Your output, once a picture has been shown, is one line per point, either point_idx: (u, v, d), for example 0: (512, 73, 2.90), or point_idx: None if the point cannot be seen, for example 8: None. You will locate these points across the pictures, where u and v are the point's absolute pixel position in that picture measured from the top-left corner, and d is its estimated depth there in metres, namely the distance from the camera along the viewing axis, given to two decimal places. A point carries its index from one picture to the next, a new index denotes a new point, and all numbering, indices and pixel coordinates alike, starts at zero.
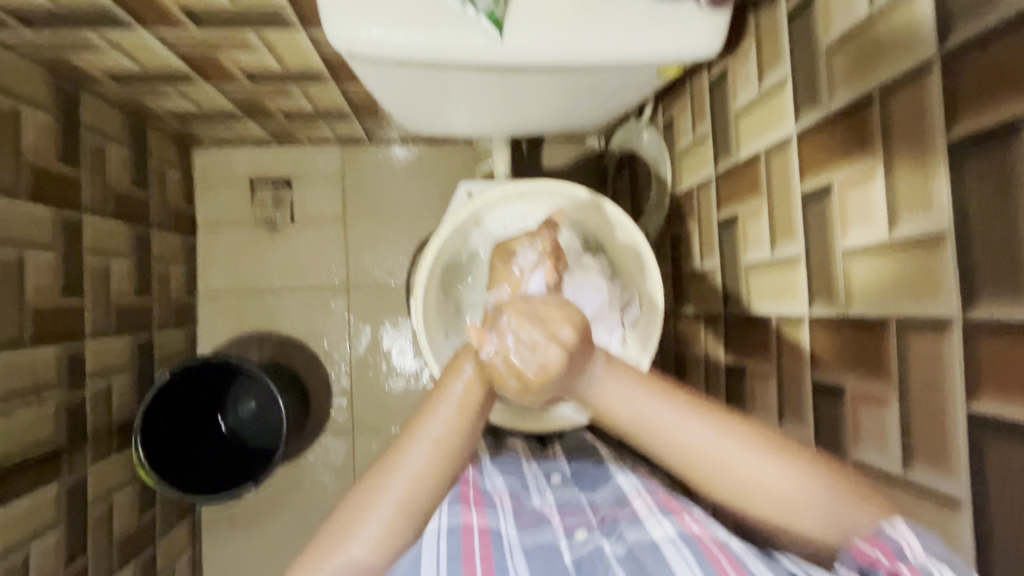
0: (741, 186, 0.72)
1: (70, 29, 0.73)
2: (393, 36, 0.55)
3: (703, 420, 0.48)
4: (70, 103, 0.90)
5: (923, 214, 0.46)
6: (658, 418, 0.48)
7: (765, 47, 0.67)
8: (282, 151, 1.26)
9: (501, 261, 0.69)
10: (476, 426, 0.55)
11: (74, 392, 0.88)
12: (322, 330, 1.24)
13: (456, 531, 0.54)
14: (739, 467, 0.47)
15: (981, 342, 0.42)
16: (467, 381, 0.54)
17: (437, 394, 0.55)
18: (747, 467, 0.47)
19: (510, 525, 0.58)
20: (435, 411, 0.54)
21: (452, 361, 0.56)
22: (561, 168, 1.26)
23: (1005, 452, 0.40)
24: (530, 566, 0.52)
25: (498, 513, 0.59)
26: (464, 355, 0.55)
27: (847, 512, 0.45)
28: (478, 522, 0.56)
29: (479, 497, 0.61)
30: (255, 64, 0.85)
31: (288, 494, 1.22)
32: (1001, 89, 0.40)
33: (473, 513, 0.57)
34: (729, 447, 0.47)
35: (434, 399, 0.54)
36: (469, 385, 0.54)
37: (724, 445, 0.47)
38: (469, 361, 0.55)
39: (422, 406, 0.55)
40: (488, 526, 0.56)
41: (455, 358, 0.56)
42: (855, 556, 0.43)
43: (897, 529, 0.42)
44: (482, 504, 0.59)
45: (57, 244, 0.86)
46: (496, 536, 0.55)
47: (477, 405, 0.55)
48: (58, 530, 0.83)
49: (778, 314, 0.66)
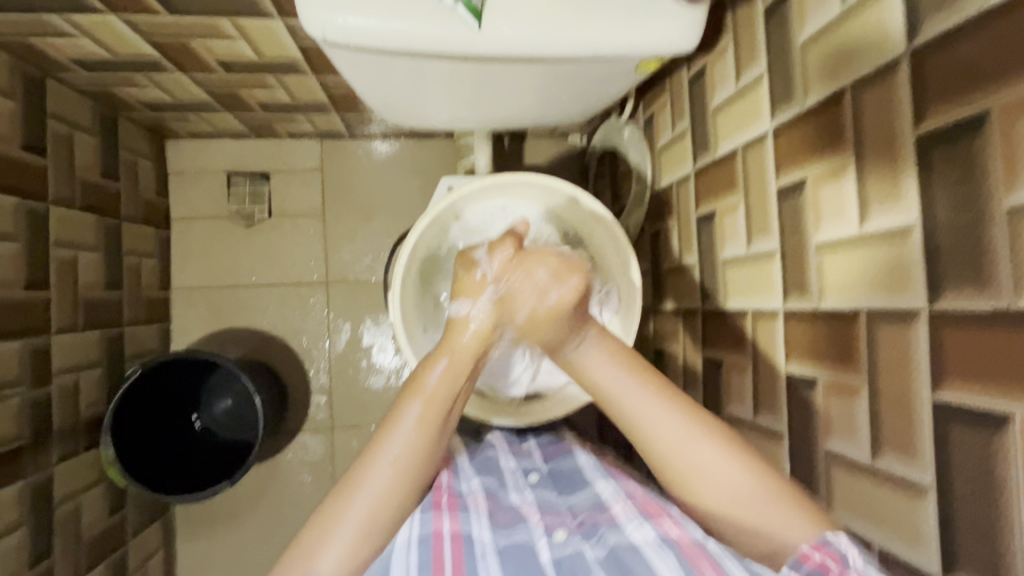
0: (718, 183, 0.73)
1: (36, 13, 0.71)
2: (369, 24, 0.54)
3: (669, 413, 0.55)
4: (36, 91, 0.87)
5: (890, 208, 0.47)
6: (633, 403, 0.56)
7: (741, 45, 0.67)
8: (259, 144, 1.24)
9: (462, 267, 0.65)
10: (441, 436, 0.58)
11: (40, 387, 0.86)
12: (301, 326, 1.23)
13: (427, 538, 0.54)
14: (686, 455, 0.54)
15: (946, 333, 0.43)
16: (425, 398, 0.57)
17: (396, 413, 0.57)
18: (696, 456, 0.53)
19: (484, 525, 0.58)
20: (396, 428, 0.56)
21: (414, 376, 0.59)
22: (544, 164, 1.27)
23: (968, 440, 0.41)
24: (505, 568, 0.53)
25: (471, 514, 0.59)
26: (432, 367, 0.58)
27: (782, 507, 0.50)
28: (450, 527, 0.56)
29: (452, 501, 0.61)
30: (230, 52, 0.83)
31: (265, 491, 1.20)
32: (965, 86, 0.41)
33: (445, 518, 0.57)
34: (679, 434, 0.54)
35: (395, 416, 0.57)
36: (429, 399, 0.57)
37: (675, 431, 0.54)
38: (431, 377, 0.57)
39: (380, 427, 0.57)
40: (460, 530, 0.56)
41: (416, 374, 0.58)
42: (802, 559, 0.45)
43: (836, 535, 0.46)
44: (455, 508, 0.59)
45: (20, 236, 0.83)
46: (469, 541, 0.55)
47: (443, 415, 0.57)
48: (22, 530, 0.80)
49: (754, 308, 0.66)
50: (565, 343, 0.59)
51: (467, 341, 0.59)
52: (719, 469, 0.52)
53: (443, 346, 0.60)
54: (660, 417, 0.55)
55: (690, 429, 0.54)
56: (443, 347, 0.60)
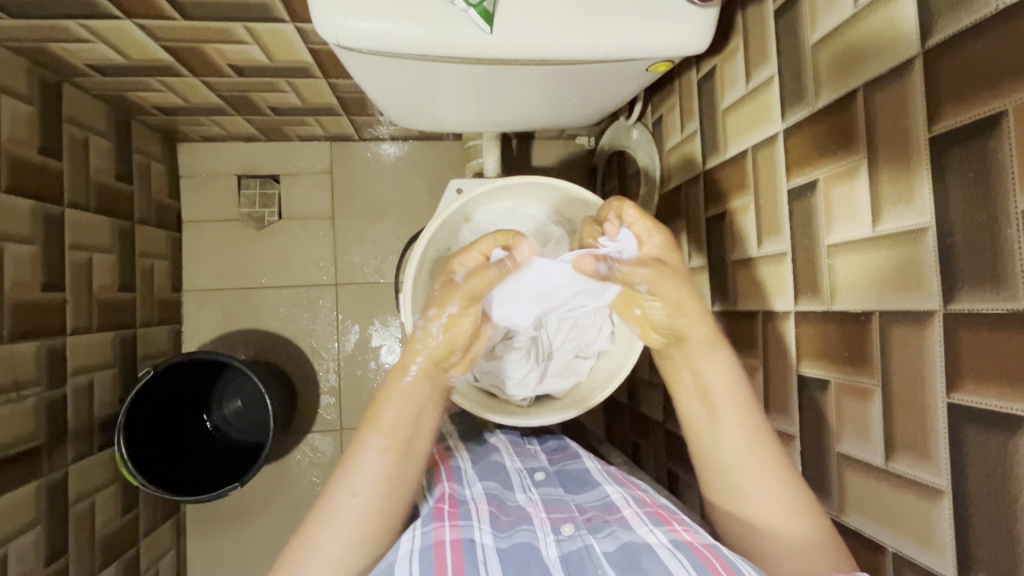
0: (727, 184, 0.73)
1: (53, 19, 0.72)
2: (381, 27, 0.55)
3: (744, 438, 0.59)
4: (52, 96, 0.88)
5: (904, 209, 0.47)
6: (723, 423, 0.61)
7: (752, 46, 0.67)
8: (270, 147, 1.25)
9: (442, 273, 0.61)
10: (406, 465, 0.59)
11: (55, 388, 0.87)
12: (310, 328, 1.23)
13: (428, 548, 0.52)
14: (751, 484, 0.58)
15: (961, 335, 0.42)
16: (384, 431, 0.58)
17: (356, 448, 0.58)
18: (755, 488, 0.57)
19: (486, 530, 0.56)
20: (357, 464, 0.57)
21: (373, 405, 0.60)
22: (552, 166, 1.27)
23: (983, 442, 0.41)
24: (507, 569, 0.51)
25: (474, 520, 0.57)
26: (389, 401, 0.59)
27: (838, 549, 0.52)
28: (451, 535, 0.54)
29: (454, 509, 0.59)
30: (242, 57, 0.84)
31: (275, 492, 1.21)
32: (980, 87, 0.41)
33: (447, 527, 0.55)
34: (749, 463, 0.58)
35: (355, 450, 0.58)
36: (388, 432, 0.58)
37: (747, 458, 0.58)
38: (386, 411, 0.59)
39: (339, 466, 0.58)
40: (462, 536, 0.54)
41: (373, 408, 0.59)
42: None
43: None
44: (457, 516, 0.57)
45: (37, 238, 0.85)
46: (470, 546, 0.53)
47: (405, 445, 0.59)
48: (38, 528, 0.81)
49: (764, 311, 0.66)
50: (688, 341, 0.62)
51: (413, 373, 0.60)
52: (768, 499, 0.56)
53: (394, 378, 0.60)
54: (738, 447, 0.59)
55: (754, 453, 0.58)
56: (397, 372, 0.60)
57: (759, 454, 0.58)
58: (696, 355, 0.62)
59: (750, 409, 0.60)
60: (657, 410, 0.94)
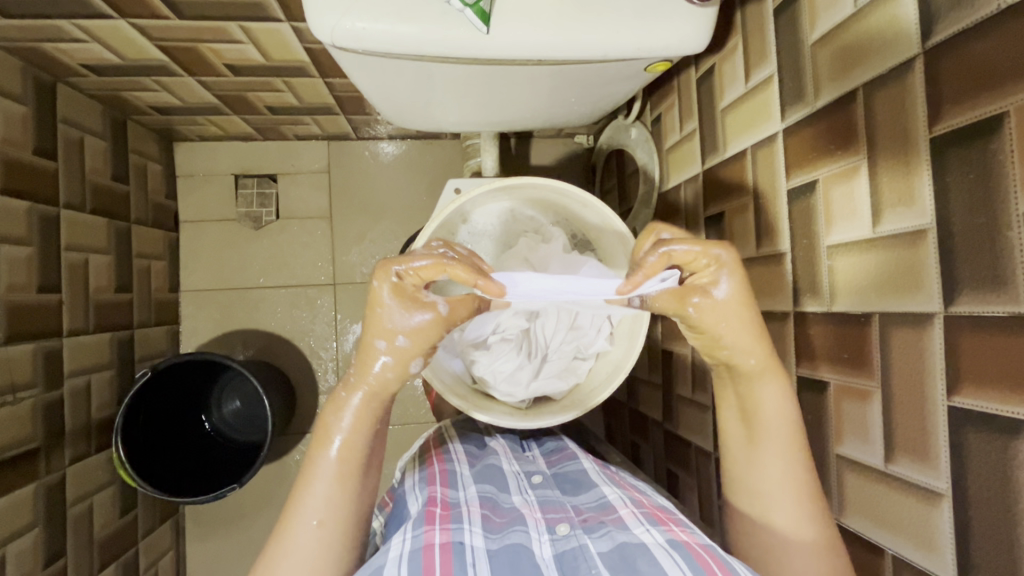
0: (726, 184, 0.73)
1: (47, 19, 0.72)
2: (377, 27, 0.54)
3: (777, 466, 0.56)
4: (46, 96, 0.88)
5: (904, 210, 0.47)
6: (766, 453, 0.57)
7: (752, 45, 0.67)
8: (267, 147, 1.24)
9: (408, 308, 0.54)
10: (362, 485, 0.58)
11: (52, 390, 0.86)
12: (309, 328, 1.23)
13: (418, 550, 0.52)
14: (777, 509, 0.55)
15: (961, 337, 0.42)
16: (340, 448, 0.57)
17: (309, 468, 0.57)
18: (778, 513, 0.55)
19: (477, 533, 0.56)
20: (312, 487, 0.56)
21: (320, 423, 0.58)
22: (550, 165, 1.26)
23: (983, 445, 0.41)
24: (497, 571, 0.51)
25: (465, 523, 0.57)
26: (339, 414, 0.57)
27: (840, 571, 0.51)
28: (441, 538, 0.53)
29: (445, 512, 0.58)
30: (238, 56, 0.84)
31: (274, 491, 1.21)
32: (981, 88, 0.40)
33: (437, 530, 0.55)
34: (778, 488, 0.56)
35: (309, 471, 0.57)
36: (345, 450, 0.57)
37: (777, 483, 0.56)
38: (338, 427, 0.57)
39: (293, 489, 0.57)
40: (452, 539, 0.53)
41: (322, 423, 0.57)
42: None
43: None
44: (447, 519, 0.57)
45: (33, 239, 0.84)
46: (460, 549, 0.52)
47: (361, 464, 0.58)
48: (37, 531, 0.81)
49: (764, 311, 0.66)
50: (753, 374, 0.57)
51: (364, 392, 0.57)
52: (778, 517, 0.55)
53: (347, 395, 0.57)
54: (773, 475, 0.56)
55: (785, 479, 0.55)
56: (343, 385, 0.58)
57: (785, 471, 0.56)
58: (758, 389, 0.57)
59: (793, 440, 0.56)
60: (656, 410, 0.94)
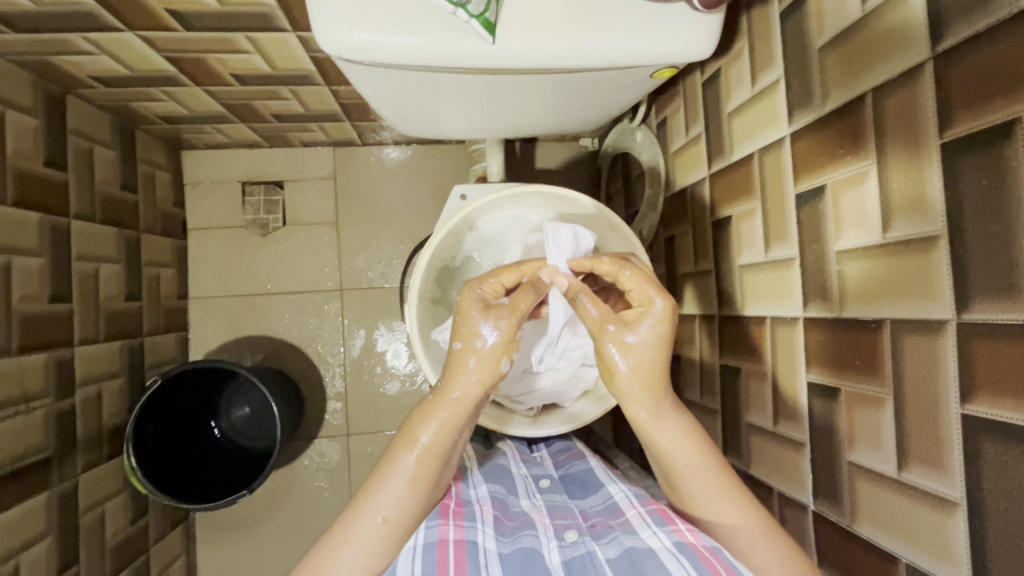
0: (734, 188, 0.72)
1: (57, 33, 0.72)
2: (383, 39, 0.54)
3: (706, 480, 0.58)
4: (56, 108, 0.89)
5: (916, 216, 0.46)
6: (694, 482, 0.58)
7: (757, 49, 0.66)
8: (273, 154, 1.25)
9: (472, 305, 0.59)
10: (431, 495, 0.58)
11: (64, 399, 0.87)
12: (316, 333, 1.23)
13: (432, 545, 0.53)
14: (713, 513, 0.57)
15: (975, 345, 0.42)
16: (420, 452, 0.56)
17: (386, 466, 0.57)
18: (721, 517, 0.57)
19: (489, 534, 0.56)
20: (385, 487, 0.56)
21: (406, 425, 0.58)
22: (555, 169, 1.26)
23: (1000, 456, 0.40)
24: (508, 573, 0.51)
25: (478, 522, 0.57)
26: (425, 423, 0.57)
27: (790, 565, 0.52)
28: (455, 534, 0.55)
29: (458, 509, 0.60)
30: (244, 66, 0.84)
31: (284, 496, 1.21)
32: (995, 93, 0.40)
33: (450, 526, 0.56)
34: (705, 493, 0.58)
35: (385, 470, 0.56)
36: (422, 457, 0.56)
37: (704, 490, 0.58)
38: (422, 433, 0.57)
39: (367, 482, 0.57)
40: (465, 537, 0.55)
41: (409, 425, 0.57)
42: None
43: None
44: (461, 516, 0.58)
45: (44, 250, 0.85)
46: (474, 548, 0.54)
47: (434, 473, 0.57)
48: (50, 539, 0.82)
49: (774, 315, 0.65)
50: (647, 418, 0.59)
51: (461, 394, 0.57)
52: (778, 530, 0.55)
53: (437, 400, 0.57)
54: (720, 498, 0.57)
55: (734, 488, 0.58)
56: (432, 394, 0.58)
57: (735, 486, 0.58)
58: (654, 434, 0.59)
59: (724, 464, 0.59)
60: None
